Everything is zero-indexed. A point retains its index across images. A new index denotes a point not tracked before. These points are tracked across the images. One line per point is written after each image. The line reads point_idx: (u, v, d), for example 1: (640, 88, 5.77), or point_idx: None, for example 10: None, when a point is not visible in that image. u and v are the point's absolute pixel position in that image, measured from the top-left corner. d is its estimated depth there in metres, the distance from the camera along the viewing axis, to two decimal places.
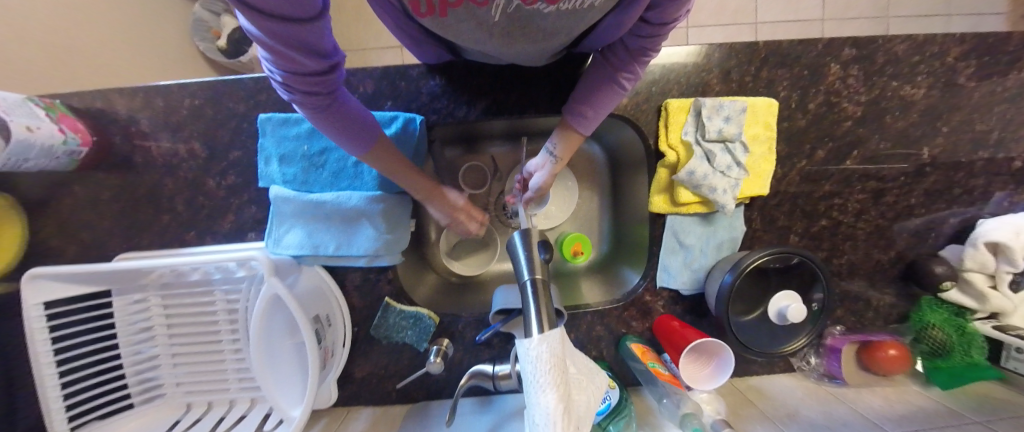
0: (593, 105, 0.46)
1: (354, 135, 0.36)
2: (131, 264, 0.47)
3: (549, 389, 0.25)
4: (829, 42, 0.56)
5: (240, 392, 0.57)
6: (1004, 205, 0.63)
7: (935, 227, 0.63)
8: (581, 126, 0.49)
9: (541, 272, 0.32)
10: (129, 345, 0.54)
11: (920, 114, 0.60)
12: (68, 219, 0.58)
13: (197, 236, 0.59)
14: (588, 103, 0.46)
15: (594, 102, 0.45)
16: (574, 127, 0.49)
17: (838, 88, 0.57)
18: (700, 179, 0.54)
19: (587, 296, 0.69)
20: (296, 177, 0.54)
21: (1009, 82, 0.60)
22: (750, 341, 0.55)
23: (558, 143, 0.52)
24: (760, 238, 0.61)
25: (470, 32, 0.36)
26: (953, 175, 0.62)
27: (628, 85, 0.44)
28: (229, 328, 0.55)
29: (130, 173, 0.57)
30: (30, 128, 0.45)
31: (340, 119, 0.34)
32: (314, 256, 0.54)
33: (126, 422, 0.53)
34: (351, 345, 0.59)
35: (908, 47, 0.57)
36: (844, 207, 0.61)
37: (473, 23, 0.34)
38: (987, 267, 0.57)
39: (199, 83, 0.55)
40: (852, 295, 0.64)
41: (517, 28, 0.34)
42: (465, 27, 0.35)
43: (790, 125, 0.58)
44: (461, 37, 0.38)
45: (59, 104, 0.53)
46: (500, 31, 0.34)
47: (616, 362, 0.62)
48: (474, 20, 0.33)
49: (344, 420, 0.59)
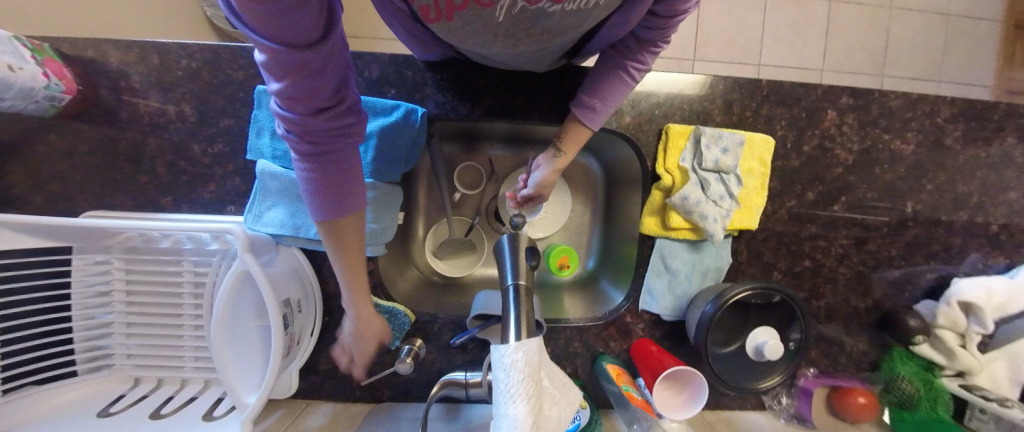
0: (602, 97, 0.46)
1: (350, 197, 0.33)
2: (98, 222, 0.44)
3: (520, 400, 0.23)
4: (829, 88, 0.58)
5: (194, 372, 0.54)
6: (979, 266, 0.65)
7: (913, 280, 0.64)
8: (589, 120, 0.49)
9: (525, 279, 0.32)
10: (82, 309, 0.51)
11: (908, 168, 0.62)
12: (38, 168, 0.55)
13: (174, 202, 0.57)
14: (595, 95, 0.47)
15: (605, 94, 0.46)
16: (582, 121, 0.49)
17: (833, 133, 0.59)
18: (693, 205, 0.54)
19: (568, 310, 0.68)
20: (287, 154, 0.52)
21: (990, 149, 0.63)
22: (724, 374, 0.55)
23: (564, 136, 0.52)
24: (744, 271, 0.61)
25: (475, 34, 0.35)
26: (933, 231, 0.64)
27: (637, 78, 0.46)
28: (193, 302, 0.52)
29: (112, 128, 0.55)
30: (12, 68, 0.42)
31: (338, 178, 0.31)
32: (293, 237, 0.52)
33: (65, 391, 0.49)
34: (319, 334, 0.57)
35: (901, 103, 0.60)
36: (828, 250, 0.62)
37: (477, 25, 0.33)
38: (959, 326, 0.59)
39: (199, 44, 0.53)
40: (829, 338, 0.64)
41: (522, 27, 0.34)
42: (470, 30, 0.34)
43: (785, 164, 0.59)
44: (466, 41, 0.38)
45: (48, 47, 0.50)
46: (505, 31, 0.35)
47: (590, 380, 0.60)
48: (479, 21, 0.33)
49: (301, 414, 0.56)
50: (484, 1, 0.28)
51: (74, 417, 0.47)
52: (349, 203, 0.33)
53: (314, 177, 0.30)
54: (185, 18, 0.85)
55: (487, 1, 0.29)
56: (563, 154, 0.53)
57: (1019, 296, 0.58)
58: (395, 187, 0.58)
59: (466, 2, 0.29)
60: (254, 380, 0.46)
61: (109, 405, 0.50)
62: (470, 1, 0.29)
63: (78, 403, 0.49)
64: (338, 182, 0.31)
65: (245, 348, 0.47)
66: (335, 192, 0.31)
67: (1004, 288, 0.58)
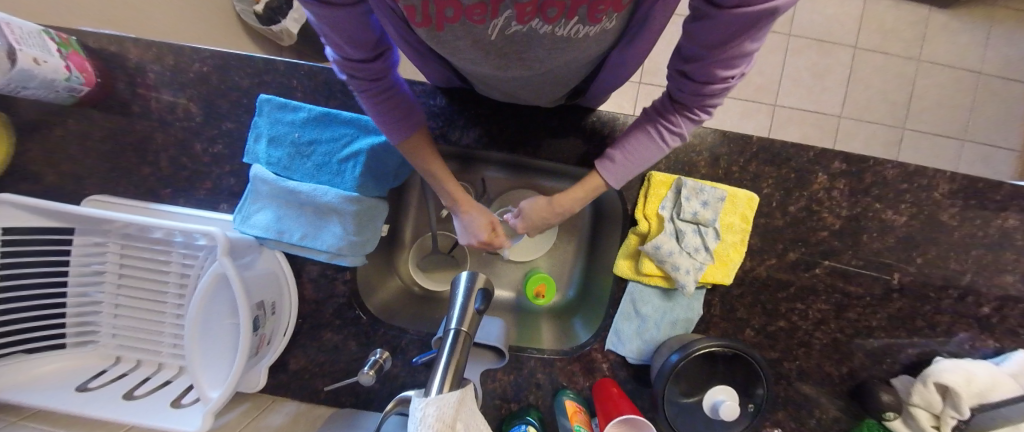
0: (623, 150, 0.47)
1: (400, 120, 0.43)
2: (94, 211, 0.47)
3: None
4: (822, 151, 0.57)
5: (170, 358, 0.56)
6: (966, 347, 0.63)
7: (892, 353, 0.63)
8: (608, 171, 0.49)
9: (469, 325, 0.33)
10: (77, 285, 0.54)
11: (898, 240, 0.60)
12: (54, 149, 0.59)
13: (173, 194, 0.60)
14: (621, 148, 0.47)
15: (627, 148, 0.46)
16: (599, 171, 0.49)
17: (821, 196, 0.58)
18: (665, 255, 0.55)
19: (541, 339, 0.68)
20: (280, 162, 0.54)
21: (990, 228, 0.60)
22: (680, 424, 0.55)
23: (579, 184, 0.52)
24: (715, 324, 0.61)
25: (465, 48, 0.34)
26: (919, 305, 0.62)
27: (673, 139, 0.43)
28: (177, 292, 0.55)
29: (125, 119, 0.58)
30: (37, 61, 0.46)
31: (391, 104, 0.41)
32: (277, 241, 0.55)
33: (48, 363, 0.52)
34: (293, 334, 0.61)
35: (898, 174, 0.58)
36: (805, 313, 0.61)
37: (467, 40, 0.32)
38: (933, 407, 0.57)
39: (212, 51, 0.56)
40: (797, 401, 0.63)
41: (510, 50, 0.34)
42: (460, 43, 0.33)
43: (767, 222, 0.59)
44: (457, 55, 0.37)
45: (75, 40, 0.54)
46: (495, 49, 0.34)
47: (549, 412, 0.61)
48: (469, 36, 0.31)
49: (265, 409, 0.58)
50: (475, 17, 0.26)
51: (55, 388, 0.50)
52: (404, 121, 0.43)
53: (370, 103, 0.39)
54: (227, 23, 0.91)
55: (479, 18, 0.27)
56: (571, 195, 0.52)
57: (1002, 382, 0.56)
58: (381, 201, 0.58)
59: (458, 15, 0.26)
60: (220, 375, 0.48)
61: (89, 380, 0.52)
62: (461, 15, 0.26)
63: (58, 375, 0.52)
64: (395, 110, 0.41)
65: (216, 342, 0.49)
66: (387, 118, 0.42)
67: (986, 374, 0.56)
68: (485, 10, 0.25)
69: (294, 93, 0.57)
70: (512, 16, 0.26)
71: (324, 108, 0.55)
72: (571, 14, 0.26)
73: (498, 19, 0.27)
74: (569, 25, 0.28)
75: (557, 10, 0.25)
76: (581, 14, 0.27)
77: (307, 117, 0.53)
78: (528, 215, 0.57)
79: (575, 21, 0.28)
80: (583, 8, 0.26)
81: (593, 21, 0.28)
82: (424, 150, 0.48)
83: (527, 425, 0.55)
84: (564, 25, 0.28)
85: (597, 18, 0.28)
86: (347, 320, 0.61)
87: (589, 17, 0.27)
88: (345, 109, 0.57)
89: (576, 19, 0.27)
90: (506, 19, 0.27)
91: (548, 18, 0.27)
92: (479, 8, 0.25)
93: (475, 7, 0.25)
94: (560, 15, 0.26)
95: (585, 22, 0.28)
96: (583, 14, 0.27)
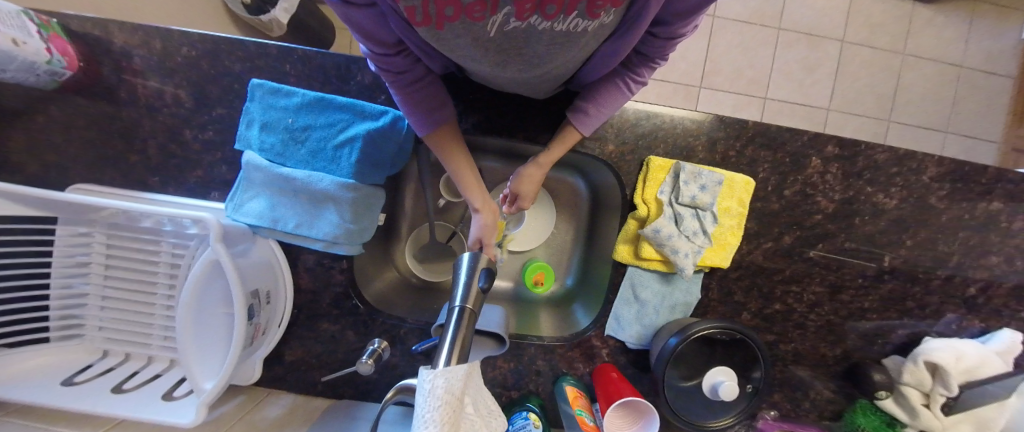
0: (595, 102, 0.46)
1: (427, 116, 0.43)
2: (77, 198, 0.44)
3: (433, 425, 0.26)
4: (816, 136, 0.58)
5: (161, 350, 0.55)
6: (954, 327, 0.65)
7: (884, 334, 0.64)
8: (582, 124, 0.48)
9: (473, 303, 0.33)
10: (61, 277, 0.52)
11: (890, 222, 0.61)
12: (35, 136, 0.57)
13: (161, 183, 0.59)
14: (590, 100, 0.47)
15: (599, 100, 0.46)
16: (576, 125, 0.48)
17: (815, 180, 0.59)
18: (664, 239, 0.56)
19: (541, 327, 0.68)
20: (274, 148, 0.53)
21: (977, 212, 0.61)
22: (680, 407, 0.56)
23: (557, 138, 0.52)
24: (713, 308, 0.62)
25: (464, 45, 0.33)
26: (909, 287, 0.63)
27: (636, 88, 0.45)
28: (167, 283, 0.53)
29: (109, 106, 0.57)
30: (16, 42, 0.43)
31: (419, 99, 0.41)
32: (271, 230, 0.54)
33: (31, 357, 0.50)
34: (287, 325, 0.60)
35: (889, 158, 0.59)
36: (800, 296, 0.62)
37: (468, 38, 0.31)
38: (923, 385, 0.58)
39: (201, 34, 0.55)
40: (792, 383, 0.64)
41: (510, 46, 0.33)
42: (459, 41, 0.32)
43: (763, 206, 0.59)
44: (455, 51, 0.36)
45: (55, 22, 0.52)
46: (495, 46, 0.33)
47: (550, 398, 0.62)
48: (469, 34, 0.30)
49: (260, 402, 0.58)
50: (476, 14, 0.26)
51: (39, 382, 0.48)
52: (436, 117, 0.44)
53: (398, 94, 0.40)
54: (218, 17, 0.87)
55: (479, 15, 0.26)
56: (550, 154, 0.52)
57: (990, 360, 0.58)
58: (378, 189, 0.57)
59: (459, 13, 0.26)
60: (214, 364, 0.47)
61: (75, 374, 0.50)
62: (462, 14, 0.26)
63: (42, 370, 0.50)
64: (423, 107, 0.42)
65: (210, 333, 0.48)
66: (413, 110, 0.42)
67: (974, 353, 0.57)
68: (485, 7, 0.24)
69: (287, 79, 0.56)
70: (512, 12, 0.25)
71: (319, 94, 0.54)
72: (570, 9, 0.26)
73: (497, 15, 0.26)
74: (568, 19, 0.28)
75: (556, 6, 0.25)
76: (581, 9, 0.26)
77: (303, 103, 0.52)
78: (523, 193, 0.57)
79: (574, 17, 0.27)
80: (582, 4, 0.25)
81: (592, 16, 0.27)
82: (450, 148, 0.48)
83: (529, 411, 0.55)
84: (563, 20, 0.28)
85: (596, 13, 0.27)
86: (344, 309, 0.60)
87: (589, 12, 0.27)
88: (341, 94, 0.56)
89: (575, 14, 0.27)
90: (505, 15, 0.26)
91: (547, 15, 0.26)
92: (479, 4, 0.24)
93: (475, 5, 0.24)
94: (560, 12, 0.26)
95: (584, 18, 0.28)
96: (582, 10, 0.26)
